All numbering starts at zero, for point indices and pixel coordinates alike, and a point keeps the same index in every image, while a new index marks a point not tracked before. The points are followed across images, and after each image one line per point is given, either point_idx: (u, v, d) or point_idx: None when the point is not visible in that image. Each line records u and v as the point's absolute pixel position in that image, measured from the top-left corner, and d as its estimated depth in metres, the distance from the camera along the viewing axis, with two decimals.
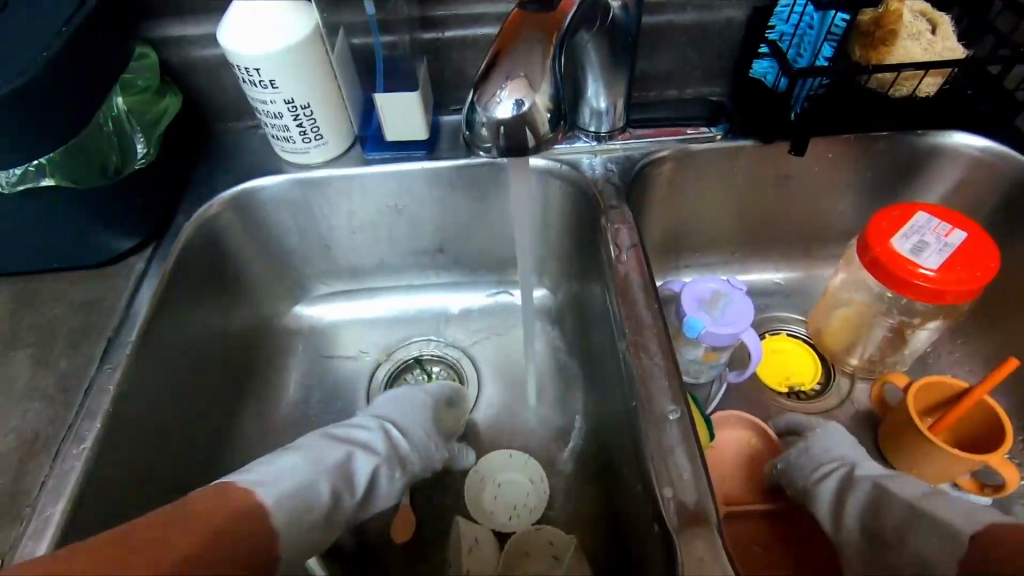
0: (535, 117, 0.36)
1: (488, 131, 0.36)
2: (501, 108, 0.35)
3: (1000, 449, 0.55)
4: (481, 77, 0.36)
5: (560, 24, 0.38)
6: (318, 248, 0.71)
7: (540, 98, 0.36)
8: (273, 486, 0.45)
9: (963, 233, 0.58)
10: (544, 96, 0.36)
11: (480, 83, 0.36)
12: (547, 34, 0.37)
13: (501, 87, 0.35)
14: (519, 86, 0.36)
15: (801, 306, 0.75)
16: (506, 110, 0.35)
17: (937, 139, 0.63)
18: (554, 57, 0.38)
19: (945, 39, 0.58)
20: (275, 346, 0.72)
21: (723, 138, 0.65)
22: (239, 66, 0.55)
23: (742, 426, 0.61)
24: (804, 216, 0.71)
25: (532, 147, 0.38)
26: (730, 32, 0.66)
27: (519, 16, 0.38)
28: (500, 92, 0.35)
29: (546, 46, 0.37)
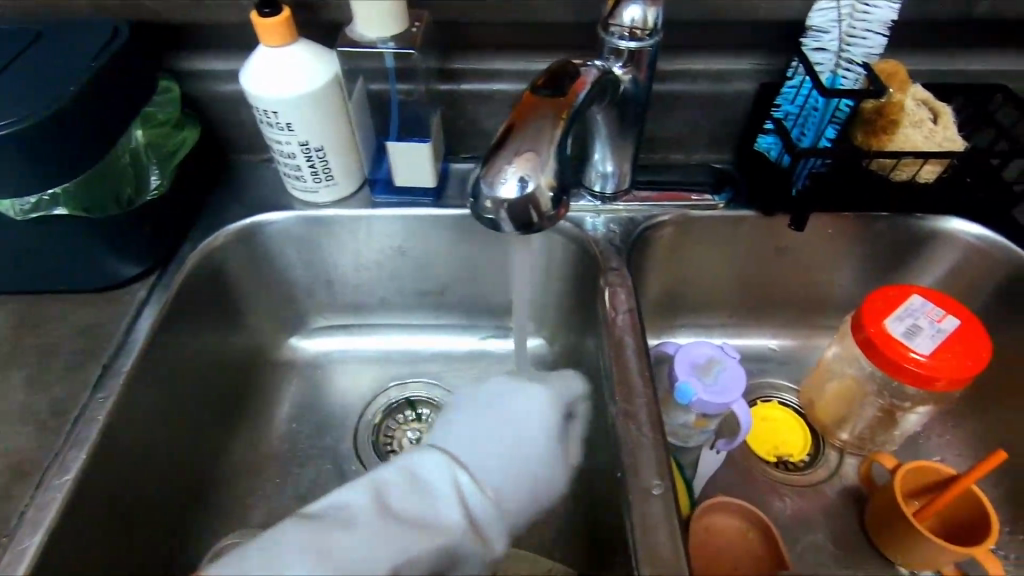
0: (538, 195, 0.37)
1: (492, 208, 0.37)
2: (506, 187, 0.36)
3: (987, 539, 0.54)
4: (489, 155, 0.38)
5: (570, 105, 0.39)
6: (319, 282, 0.72)
7: (545, 177, 0.36)
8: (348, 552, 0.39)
9: (955, 320, 0.58)
10: (549, 175, 0.37)
11: (486, 164, 0.37)
12: (556, 114, 0.38)
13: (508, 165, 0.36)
14: (525, 164, 0.37)
15: (795, 374, 0.75)
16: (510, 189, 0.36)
17: (934, 224, 0.64)
18: (563, 137, 0.38)
19: (945, 129, 0.60)
20: (269, 376, 0.72)
21: (726, 207, 0.66)
22: (259, 108, 0.56)
23: (739, 516, 0.56)
24: (803, 286, 0.72)
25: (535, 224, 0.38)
26: (740, 104, 0.68)
27: (530, 97, 0.39)
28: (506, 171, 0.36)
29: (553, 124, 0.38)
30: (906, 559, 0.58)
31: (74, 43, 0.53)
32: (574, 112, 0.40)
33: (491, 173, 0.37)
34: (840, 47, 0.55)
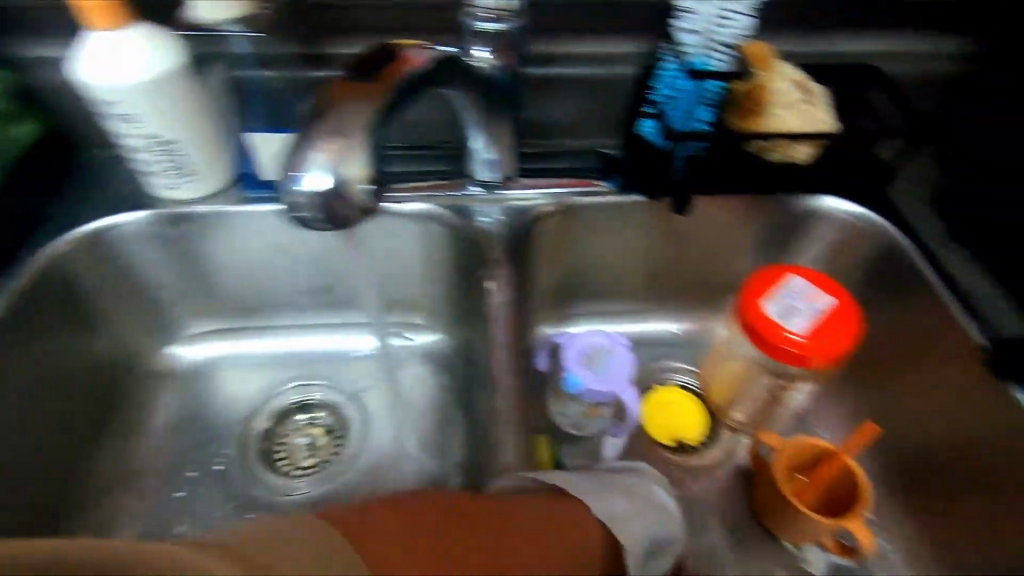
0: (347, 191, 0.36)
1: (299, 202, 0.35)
2: (309, 178, 0.35)
3: (857, 514, 0.55)
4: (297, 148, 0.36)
5: (388, 86, 0.38)
6: (194, 284, 0.68)
7: (351, 166, 0.35)
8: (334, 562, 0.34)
9: (831, 298, 0.59)
10: (356, 164, 0.35)
11: (294, 156, 0.35)
12: (369, 99, 0.37)
13: (310, 155, 0.35)
14: (333, 154, 0.36)
15: (695, 357, 0.75)
16: (313, 180, 0.35)
17: (809, 203, 0.65)
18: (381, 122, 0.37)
19: (820, 111, 0.59)
20: (142, 385, 0.68)
21: (614, 193, 0.66)
22: (98, 99, 0.51)
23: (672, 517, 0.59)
24: (697, 269, 0.72)
25: (354, 216, 0.37)
26: (624, 87, 0.67)
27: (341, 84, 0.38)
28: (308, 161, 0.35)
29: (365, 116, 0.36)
30: (788, 536, 0.60)
31: None
32: (395, 94, 0.38)
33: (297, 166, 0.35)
34: (709, 28, 0.54)
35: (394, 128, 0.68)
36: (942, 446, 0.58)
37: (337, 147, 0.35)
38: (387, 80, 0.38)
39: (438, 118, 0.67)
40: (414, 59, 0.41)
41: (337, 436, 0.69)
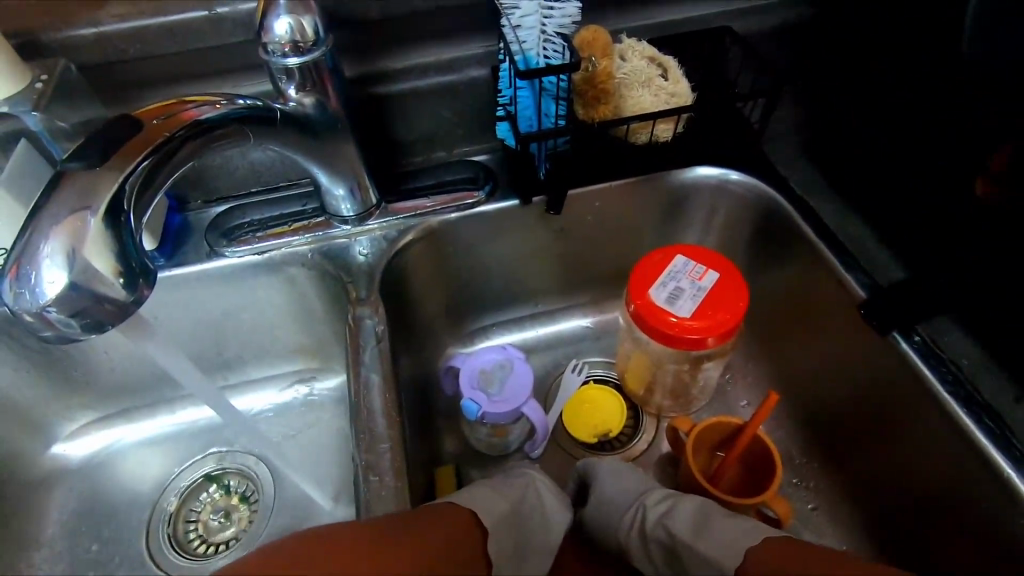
0: (98, 293, 0.34)
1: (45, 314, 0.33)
2: (50, 284, 0.33)
3: (772, 486, 0.54)
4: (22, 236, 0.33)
5: (139, 151, 0.37)
6: (65, 378, 0.63)
7: (98, 262, 0.34)
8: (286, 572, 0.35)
9: (715, 274, 0.58)
10: (104, 260, 0.34)
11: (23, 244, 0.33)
12: (108, 179, 0.35)
13: (44, 248, 0.33)
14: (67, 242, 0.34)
15: (609, 348, 0.74)
16: (54, 285, 0.33)
17: (683, 176, 0.64)
18: (124, 213, 0.36)
19: (674, 83, 0.58)
20: (31, 494, 0.63)
21: (487, 202, 0.63)
22: None
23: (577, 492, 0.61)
24: (593, 261, 0.70)
25: (116, 312, 0.36)
26: (479, 91, 0.64)
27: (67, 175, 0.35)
28: (43, 257, 0.33)
29: (97, 207, 0.34)
30: None
31: None
32: (145, 159, 0.38)
33: (20, 265, 0.33)
34: (542, 19, 0.52)
35: (242, 174, 0.64)
36: (841, 400, 0.57)
37: (73, 237, 0.33)
38: (136, 147, 0.37)
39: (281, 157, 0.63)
40: (191, 116, 0.41)
41: (252, 502, 0.64)
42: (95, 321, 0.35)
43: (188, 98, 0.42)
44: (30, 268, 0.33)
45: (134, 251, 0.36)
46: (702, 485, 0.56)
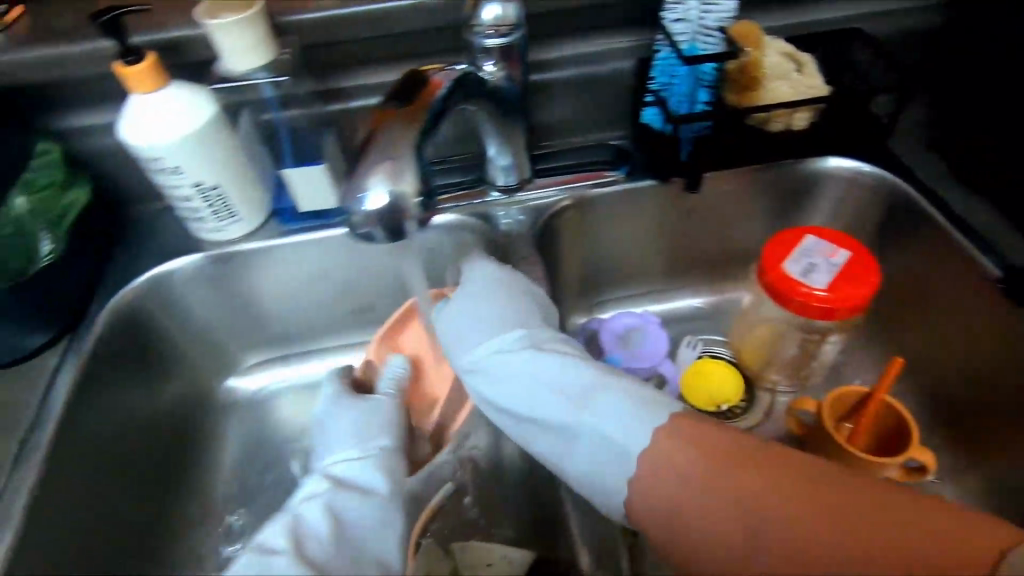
0: (400, 208, 0.45)
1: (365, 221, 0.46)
2: (371, 202, 0.45)
3: (913, 442, 0.58)
4: (363, 146, 0.47)
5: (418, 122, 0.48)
6: (245, 318, 0.72)
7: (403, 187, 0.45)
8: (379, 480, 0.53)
9: (847, 252, 0.62)
10: (407, 184, 0.45)
11: (360, 156, 0.47)
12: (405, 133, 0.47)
13: (370, 179, 0.45)
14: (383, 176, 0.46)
15: (720, 327, 0.78)
16: (374, 203, 0.45)
17: (815, 165, 0.68)
18: (415, 152, 0.47)
19: (809, 78, 0.63)
20: (207, 422, 0.70)
21: (625, 180, 0.69)
22: (142, 156, 0.56)
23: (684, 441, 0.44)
24: (708, 242, 0.76)
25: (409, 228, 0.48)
26: (621, 80, 0.70)
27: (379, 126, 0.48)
28: (368, 185, 0.45)
29: (411, 134, 0.47)
30: None
31: None
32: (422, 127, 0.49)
33: (356, 193, 0.45)
34: (698, 13, 0.58)
35: None
36: (971, 374, 0.61)
37: (385, 172, 0.45)
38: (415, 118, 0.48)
39: (458, 132, 0.71)
40: (438, 83, 0.53)
41: None
42: (397, 228, 0.47)
43: (426, 68, 0.53)
44: (363, 191, 0.45)
45: (422, 174, 0.47)
46: (844, 450, 0.58)
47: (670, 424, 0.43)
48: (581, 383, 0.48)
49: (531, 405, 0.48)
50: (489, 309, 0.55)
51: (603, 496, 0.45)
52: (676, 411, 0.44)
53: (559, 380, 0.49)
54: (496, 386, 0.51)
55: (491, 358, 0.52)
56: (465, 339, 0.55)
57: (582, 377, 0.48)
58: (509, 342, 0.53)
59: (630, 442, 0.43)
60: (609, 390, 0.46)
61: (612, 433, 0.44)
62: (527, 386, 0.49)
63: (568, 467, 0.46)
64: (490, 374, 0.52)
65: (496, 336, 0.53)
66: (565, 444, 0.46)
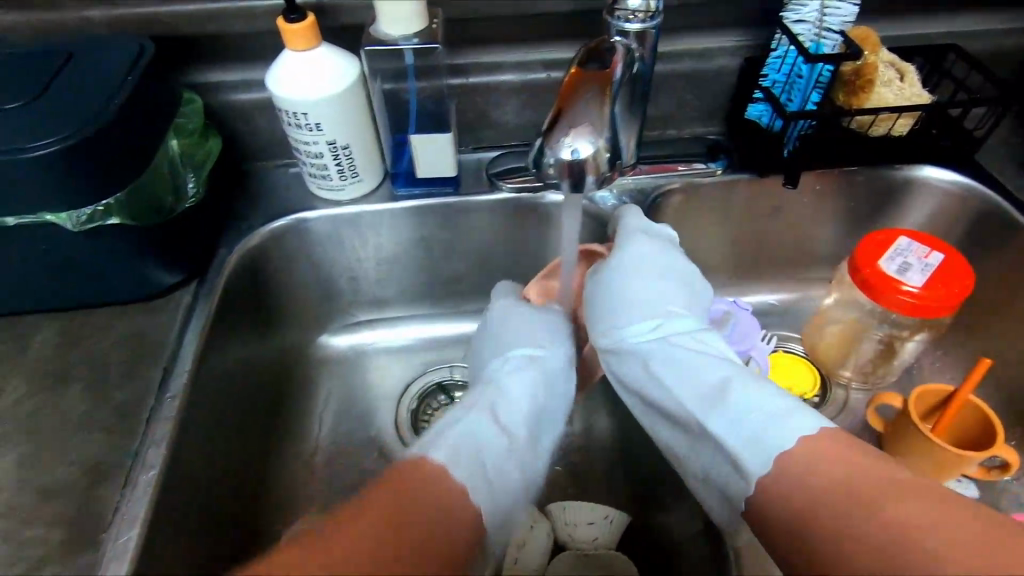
0: (591, 169, 0.40)
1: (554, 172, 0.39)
2: (565, 153, 0.39)
3: (998, 439, 0.60)
4: (551, 122, 0.40)
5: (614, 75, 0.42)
6: (345, 280, 0.74)
7: (600, 144, 0.39)
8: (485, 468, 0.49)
9: (940, 254, 0.65)
10: (603, 142, 0.39)
11: (548, 130, 0.39)
12: (604, 86, 0.40)
13: (568, 133, 0.39)
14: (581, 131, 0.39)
15: (795, 324, 0.80)
16: (569, 155, 0.39)
17: (910, 172, 0.71)
18: (610, 105, 0.41)
19: (911, 87, 0.65)
20: (302, 375, 0.73)
21: (723, 173, 0.71)
22: (286, 110, 0.58)
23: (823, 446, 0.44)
24: (793, 240, 0.78)
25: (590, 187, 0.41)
26: (724, 78, 0.72)
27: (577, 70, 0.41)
28: (566, 139, 0.38)
29: (607, 92, 0.41)
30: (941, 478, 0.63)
31: (106, 59, 0.54)
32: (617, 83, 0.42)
33: (551, 142, 0.39)
34: (819, 16, 0.61)
35: (513, 126, 0.72)
36: None
37: (587, 128, 0.39)
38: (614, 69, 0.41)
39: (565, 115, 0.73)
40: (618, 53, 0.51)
41: None
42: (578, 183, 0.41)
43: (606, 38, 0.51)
44: (558, 142, 0.39)
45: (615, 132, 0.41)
46: (930, 442, 0.60)
47: (814, 438, 0.44)
48: (717, 376, 0.51)
49: (654, 387, 0.54)
50: (650, 281, 0.59)
51: (728, 481, 0.48)
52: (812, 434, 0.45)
53: (693, 371, 0.52)
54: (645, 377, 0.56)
55: (647, 338, 0.56)
56: (623, 302, 0.59)
57: (720, 373, 0.51)
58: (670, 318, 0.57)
59: (742, 465, 0.46)
60: (749, 385, 0.49)
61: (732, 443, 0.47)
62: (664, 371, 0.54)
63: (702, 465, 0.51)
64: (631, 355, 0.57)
65: (655, 308, 0.58)
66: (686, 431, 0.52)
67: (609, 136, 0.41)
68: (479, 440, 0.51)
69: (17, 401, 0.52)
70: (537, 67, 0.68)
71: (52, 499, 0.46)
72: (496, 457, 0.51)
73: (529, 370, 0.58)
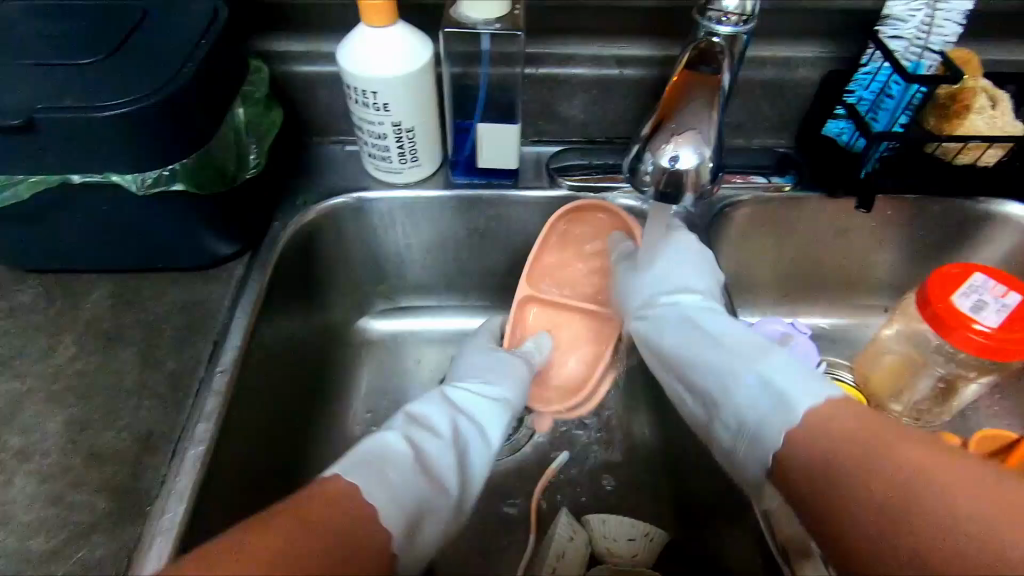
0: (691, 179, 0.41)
1: (652, 178, 0.41)
2: (665, 160, 0.41)
3: None
4: (653, 129, 0.42)
5: (721, 87, 0.43)
6: (391, 264, 0.72)
7: (704, 154, 0.41)
8: (389, 466, 0.46)
9: (1018, 295, 0.61)
10: (706, 153, 0.41)
11: (649, 136, 0.41)
12: (711, 97, 0.42)
13: (670, 140, 0.40)
14: (683, 140, 0.41)
15: (847, 351, 0.78)
16: (670, 162, 0.41)
17: (992, 207, 0.68)
18: (717, 116, 0.42)
19: (1007, 115, 0.60)
20: (340, 356, 0.72)
21: (792, 189, 0.68)
22: (355, 87, 0.57)
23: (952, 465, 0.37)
24: (855, 265, 0.75)
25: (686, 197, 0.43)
26: (803, 90, 0.69)
27: (686, 78, 0.42)
28: (667, 146, 0.40)
29: (713, 102, 0.42)
30: None
31: (180, 18, 0.52)
32: (723, 94, 0.43)
33: (654, 148, 0.41)
34: (918, 33, 0.58)
35: (576, 123, 0.70)
36: None
37: (692, 139, 0.41)
38: (721, 81, 0.42)
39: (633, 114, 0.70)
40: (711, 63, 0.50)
41: None
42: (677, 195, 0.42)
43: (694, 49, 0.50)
44: (664, 150, 0.41)
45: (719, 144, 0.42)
46: None
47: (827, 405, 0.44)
48: (749, 347, 0.51)
49: (678, 338, 0.57)
50: (672, 272, 0.61)
51: (742, 438, 0.49)
52: (821, 402, 0.44)
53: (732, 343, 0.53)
54: (685, 348, 0.56)
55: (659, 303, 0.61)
56: (637, 285, 0.63)
57: (731, 345, 0.52)
58: (696, 303, 0.59)
59: (783, 402, 0.46)
60: (772, 353, 0.50)
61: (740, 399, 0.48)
62: (688, 334, 0.56)
63: (719, 438, 0.52)
64: (680, 340, 0.57)
65: (675, 297, 0.60)
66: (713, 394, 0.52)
67: (713, 147, 0.42)
68: (397, 457, 0.47)
69: (70, 362, 0.52)
70: (610, 62, 0.65)
71: (102, 466, 0.46)
72: (396, 458, 0.47)
73: (455, 415, 0.55)
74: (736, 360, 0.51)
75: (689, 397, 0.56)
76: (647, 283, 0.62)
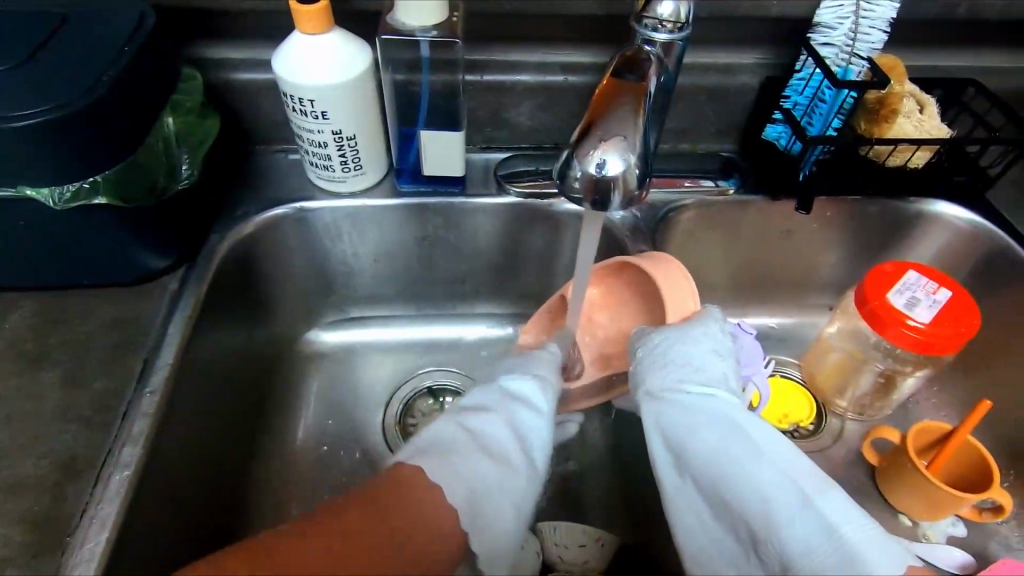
0: (619, 185, 0.41)
1: (580, 185, 0.41)
2: (592, 167, 0.40)
3: (993, 483, 0.59)
4: (581, 135, 0.41)
5: (648, 93, 0.42)
6: (338, 274, 0.71)
7: (631, 160, 0.40)
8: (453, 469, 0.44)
9: (949, 291, 0.64)
10: (634, 159, 0.41)
11: (577, 143, 0.41)
12: (638, 103, 0.41)
13: (597, 146, 0.40)
14: (611, 146, 0.41)
15: (794, 349, 0.79)
16: (597, 169, 0.40)
17: (923, 206, 0.70)
18: (644, 123, 0.41)
19: (932, 119, 0.63)
20: (288, 370, 0.71)
21: (735, 193, 0.70)
22: (290, 95, 0.55)
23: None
24: (799, 266, 0.77)
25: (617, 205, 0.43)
26: (743, 96, 0.70)
27: (613, 84, 0.41)
28: (594, 152, 0.40)
29: (640, 107, 0.41)
30: (926, 514, 0.61)
31: (101, 25, 0.50)
32: (651, 99, 0.42)
33: (582, 155, 0.41)
34: (846, 40, 0.61)
35: (524, 130, 0.70)
36: None
37: (618, 146, 0.40)
38: (648, 87, 0.42)
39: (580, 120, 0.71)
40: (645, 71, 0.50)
41: None
42: (606, 202, 0.42)
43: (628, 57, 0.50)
44: (592, 156, 0.40)
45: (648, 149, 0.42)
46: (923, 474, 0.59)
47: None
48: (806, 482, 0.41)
49: (700, 443, 0.45)
50: (699, 354, 0.50)
51: None
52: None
53: (784, 465, 0.42)
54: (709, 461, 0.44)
55: (687, 390, 0.48)
56: (656, 362, 0.51)
57: (787, 480, 0.41)
58: (716, 391, 0.48)
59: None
60: (833, 494, 0.40)
61: (800, 557, 0.38)
62: (734, 445, 0.43)
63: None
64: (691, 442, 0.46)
65: (692, 377, 0.49)
66: (748, 536, 0.41)
67: (642, 153, 0.42)
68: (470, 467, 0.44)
69: None
70: (554, 69, 0.66)
71: (20, 496, 0.43)
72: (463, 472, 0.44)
73: (510, 407, 0.51)
74: (786, 499, 0.40)
75: (712, 525, 0.43)
76: (649, 362, 0.50)
